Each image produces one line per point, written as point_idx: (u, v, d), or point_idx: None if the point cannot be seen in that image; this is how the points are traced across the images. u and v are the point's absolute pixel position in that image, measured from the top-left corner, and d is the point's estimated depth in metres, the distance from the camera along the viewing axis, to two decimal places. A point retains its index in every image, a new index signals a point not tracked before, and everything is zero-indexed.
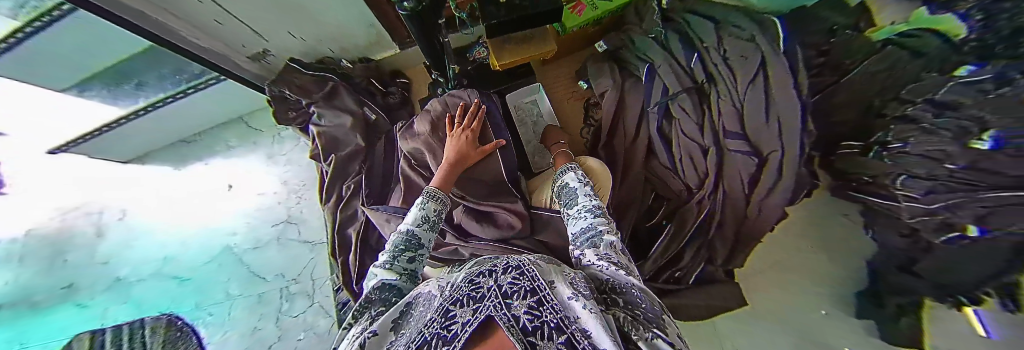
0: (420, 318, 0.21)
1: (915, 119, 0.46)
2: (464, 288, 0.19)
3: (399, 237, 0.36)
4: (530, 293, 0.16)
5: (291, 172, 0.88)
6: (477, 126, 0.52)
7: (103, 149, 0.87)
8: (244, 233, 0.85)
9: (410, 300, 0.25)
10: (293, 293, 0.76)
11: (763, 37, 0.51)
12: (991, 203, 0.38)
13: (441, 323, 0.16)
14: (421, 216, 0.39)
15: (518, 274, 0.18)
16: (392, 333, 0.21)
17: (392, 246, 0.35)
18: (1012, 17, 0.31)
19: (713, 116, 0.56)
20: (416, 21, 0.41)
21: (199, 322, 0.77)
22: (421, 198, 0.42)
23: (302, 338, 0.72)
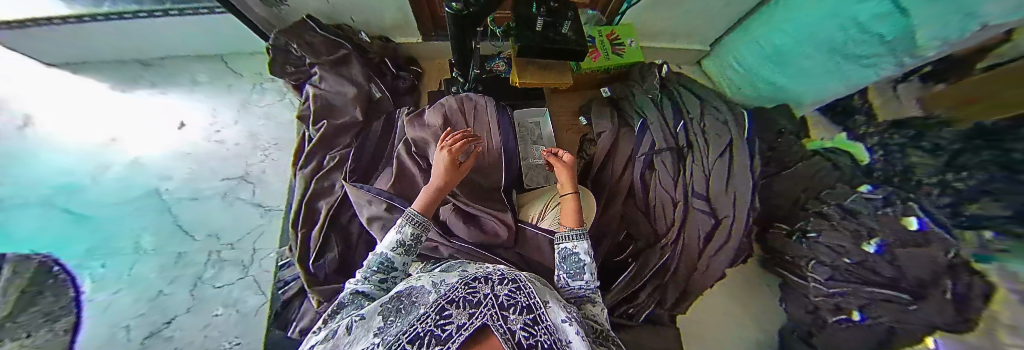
0: (411, 308, 0.26)
1: (828, 217, 0.60)
2: (462, 292, 0.25)
3: (375, 257, 0.40)
4: (521, 310, 0.24)
5: (263, 126, 0.82)
6: (461, 148, 0.46)
7: (43, 43, 0.77)
8: (185, 179, 0.74)
9: (405, 290, 0.32)
10: (224, 259, 0.66)
11: (734, 122, 0.67)
12: (872, 295, 0.51)
13: (442, 316, 0.22)
14: (397, 241, 0.40)
15: (514, 290, 0.27)
16: (378, 317, 0.27)
17: (368, 265, 0.39)
18: (913, 156, 0.43)
19: (685, 176, 0.66)
20: (457, 22, 0.44)
21: (86, 272, 0.61)
22: (401, 221, 0.41)
23: (220, 314, 0.61)
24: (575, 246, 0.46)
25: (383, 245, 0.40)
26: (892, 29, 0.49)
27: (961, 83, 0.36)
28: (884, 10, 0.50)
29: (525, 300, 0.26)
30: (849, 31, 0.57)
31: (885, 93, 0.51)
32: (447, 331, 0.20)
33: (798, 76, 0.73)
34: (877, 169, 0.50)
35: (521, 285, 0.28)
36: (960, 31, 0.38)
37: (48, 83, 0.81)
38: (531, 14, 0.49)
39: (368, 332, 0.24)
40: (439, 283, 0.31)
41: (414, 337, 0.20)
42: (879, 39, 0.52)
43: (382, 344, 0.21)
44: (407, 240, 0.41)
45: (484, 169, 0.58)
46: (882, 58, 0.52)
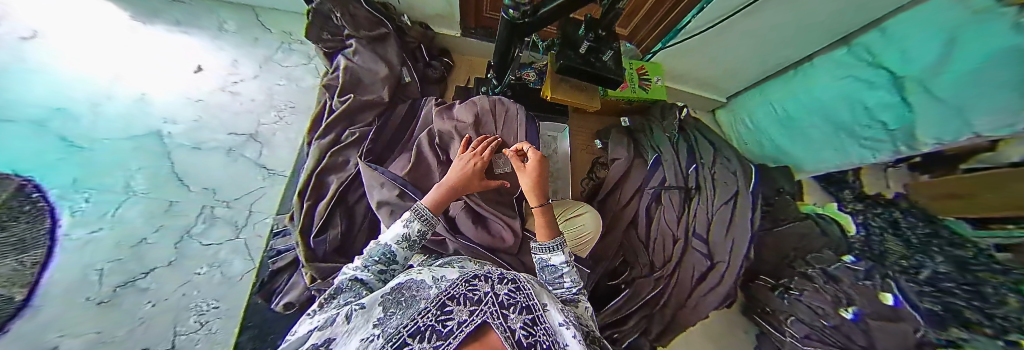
0: (412, 301, 0.24)
1: (812, 277, 0.65)
2: (463, 287, 0.24)
3: (375, 247, 0.36)
4: (525, 311, 0.23)
5: (283, 86, 0.84)
6: (488, 156, 0.48)
7: None
8: (190, 127, 0.72)
9: (399, 284, 0.27)
10: (216, 216, 0.65)
11: (741, 174, 0.71)
12: None
13: (441, 313, 0.21)
14: (402, 234, 0.36)
15: (514, 289, 0.26)
16: (379, 308, 0.23)
17: (367, 255, 0.35)
18: (928, 237, 0.45)
19: (689, 215, 0.68)
20: (508, 28, 0.45)
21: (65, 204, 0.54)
22: (408, 215, 0.38)
23: (201, 274, 0.59)
24: (550, 257, 0.41)
25: (387, 235, 0.37)
26: (896, 120, 0.54)
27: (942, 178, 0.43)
28: (893, 102, 0.54)
29: (525, 300, 0.25)
30: (858, 112, 0.62)
31: (878, 174, 0.56)
32: (448, 327, 0.19)
33: (802, 144, 0.77)
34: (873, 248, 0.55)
35: (521, 284, 0.27)
36: (955, 135, 0.44)
37: None
38: (578, 37, 0.51)
39: (367, 322, 0.21)
40: (440, 278, 0.28)
41: (415, 331, 0.19)
42: (882, 127, 0.57)
43: (381, 337, 0.19)
44: (414, 235, 0.37)
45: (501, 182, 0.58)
46: (882, 144, 0.57)
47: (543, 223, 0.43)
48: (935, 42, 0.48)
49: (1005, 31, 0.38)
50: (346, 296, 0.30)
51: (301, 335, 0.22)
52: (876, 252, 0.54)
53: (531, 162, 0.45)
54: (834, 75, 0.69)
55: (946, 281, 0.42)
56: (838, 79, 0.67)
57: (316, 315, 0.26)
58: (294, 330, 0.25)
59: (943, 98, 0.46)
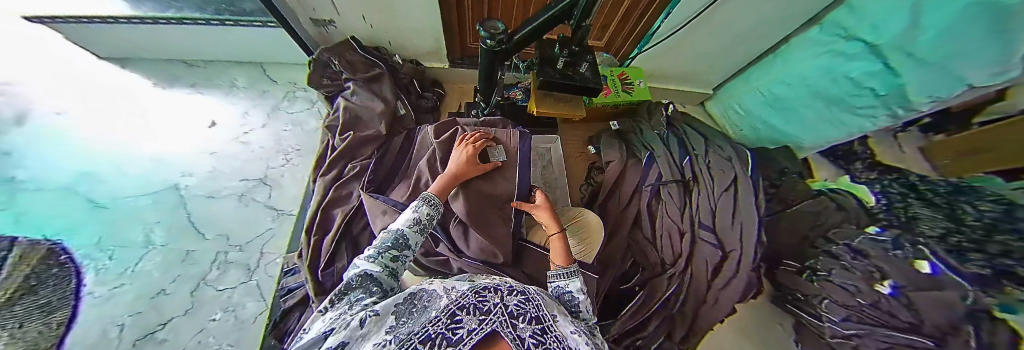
0: (423, 312, 0.23)
1: (837, 256, 0.63)
2: (474, 298, 0.23)
3: (387, 234, 0.39)
4: (535, 320, 0.21)
5: (289, 131, 0.89)
6: (477, 146, 0.57)
7: (101, 39, 0.87)
8: (202, 178, 0.77)
9: (412, 292, 0.27)
10: (229, 261, 0.67)
11: (736, 163, 0.71)
12: (893, 340, 0.52)
13: (446, 325, 0.18)
14: (411, 219, 0.41)
15: (522, 300, 0.24)
16: (391, 317, 0.23)
17: (380, 242, 0.38)
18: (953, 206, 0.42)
19: (692, 207, 0.68)
20: (490, 55, 0.49)
21: (90, 262, 0.63)
22: (417, 201, 0.45)
23: (217, 319, 0.60)
24: (567, 283, 0.41)
25: (399, 222, 0.41)
26: (885, 85, 0.55)
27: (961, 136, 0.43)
28: (877, 68, 0.56)
29: (533, 311, 0.23)
30: (843, 84, 0.64)
31: (889, 142, 0.56)
32: (459, 335, 0.16)
33: (798, 122, 0.78)
34: (885, 218, 0.55)
35: (530, 296, 0.26)
36: (948, 91, 0.45)
37: (101, 78, 0.91)
38: (554, 55, 0.55)
39: (379, 328, 0.21)
40: (450, 288, 0.28)
41: (426, 338, 0.17)
42: (871, 93, 0.58)
43: (392, 343, 0.18)
44: (422, 220, 0.42)
45: (481, 200, 0.55)
46: (878, 109, 0.58)
47: (559, 251, 0.47)
48: (904, 9, 0.50)
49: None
50: (356, 292, 0.28)
51: (315, 337, 0.22)
52: (903, 221, 0.52)
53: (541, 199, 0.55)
54: (814, 53, 0.71)
55: (981, 248, 0.39)
56: (818, 56, 0.70)
57: (330, 313, 0.26)
58: (311, 330, 0.24)
59: (930, 59, 0.47)
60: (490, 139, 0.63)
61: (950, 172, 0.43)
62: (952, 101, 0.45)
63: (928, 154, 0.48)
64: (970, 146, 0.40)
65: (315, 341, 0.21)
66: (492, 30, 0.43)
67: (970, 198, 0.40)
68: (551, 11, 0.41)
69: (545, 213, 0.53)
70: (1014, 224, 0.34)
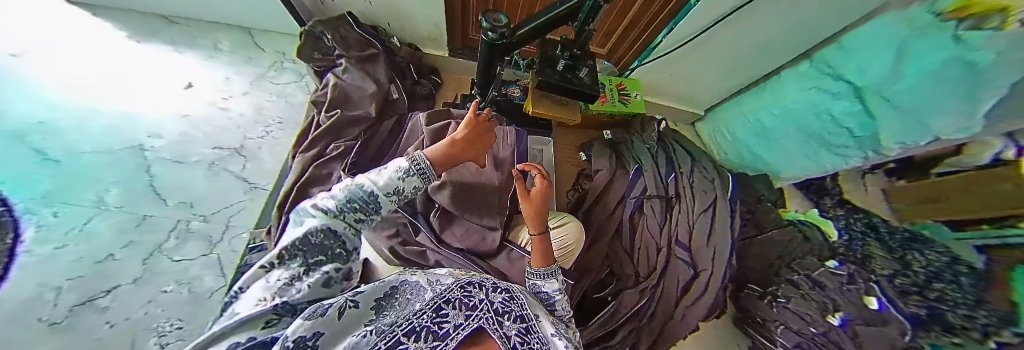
0: (411, 302, 0.28)
1: (796, 286, 0.67)
2: (458, 293, 0.29)
3: (354, 189, 0.30)
4: (503, 315, 0.28)
5: (272, 102, 0.86)
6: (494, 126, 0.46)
7: None
8: (172, 141, 0.73)
9: (395, 285, 0.31)
10: (191, 231, 0.64)
11: (718, 185, 0.74)
12: None
13: (430, 320, 0.24)
14: (393, 186, 0.32)
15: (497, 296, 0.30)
16: (374, 309, 0.26)
17: (341, 196, 0.30)
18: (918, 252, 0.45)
19: (672, 223, 0.70)
20: (489, 49, 0.49)
21: None
22: (405, 163, 0.33)
23: (168, 291, 0.57)
24: (543, 283, 0.43)
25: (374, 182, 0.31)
26: (861, 127, 0.58)
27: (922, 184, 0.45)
28: (856, 110, 0.59)
29: (506, 305, 0.30)
30: (824, 121, 0.67)
31: (856, 179, 0.60)
32: (444, 329, 0.23)
33: (782, 154, 0.81)
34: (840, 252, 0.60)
35: (505, 291, 0.32)
36: (915, 139, 0.48)
37: (70, 23, 0.84)
38: (556, 56, 0.57)
39: (362, 320, 0.24)
40: (434, 281, 0.33)
41: (412, 330, 0.22)
42: (848, 133, 0.61)
43: (374, 332, 0.22)
44: (406, 191, 0.34)
45: (476, 199, 0.58)
46: (852, 150, 0.61)
47: (537, 251, 0.45)
48: (888, 52, 0.52)
49: (948, 46, 0.42)
50: (310, 256, 0.27)
51: (260, 298, 0.21)
52: (860, 257, 0.56)
53: (536, 186, 0.44)
54: (801, 88, 0.73)
55: (933, 289, 0.42)
56: (806, 91, 0.72)
57: (277, 274, 0.24)
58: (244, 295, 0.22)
59: (902, 107, 0.50)
60: None
61: (907, 219, 0.47)
62: (920, 149, 0.47)
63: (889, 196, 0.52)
64: (924, 193, 0.44)
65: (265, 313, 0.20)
66: (496, 23, 0.42)
67: (923, 247, 0.44)
68: (569, 5, 0.43)
69: (529, 207, 0.44)
70: (961, 276, 0.38)
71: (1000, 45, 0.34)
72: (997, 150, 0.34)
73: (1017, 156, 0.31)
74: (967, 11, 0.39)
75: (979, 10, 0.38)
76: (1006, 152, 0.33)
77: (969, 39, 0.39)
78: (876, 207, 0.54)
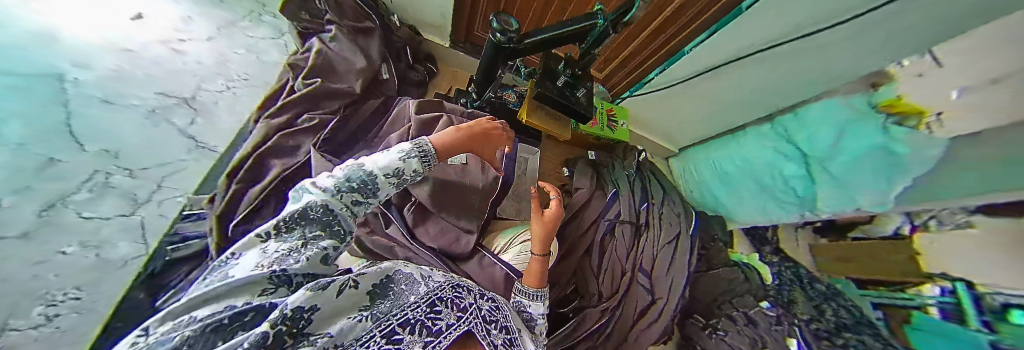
0: (403, 294, 0.29)
1: (734, 321, 0.74)
2: (450, 292, 0.32)
3: (355, 170, 0.28)
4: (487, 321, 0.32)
5: (241, 56, 0.80)
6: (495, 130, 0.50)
7: None
8: (105, 75, 0.57)
9: (389, 274, 0.31)
10: (111, 185, 0.52)
11: (683, 221, 0.80)
12: None
13: (425, 314, 0.26)
14: (397, 168, 0.31)
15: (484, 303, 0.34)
16: (367, 295, 0.27)
17: (343, 177, 0.27)
18: None
19: (639, 249, 0.73)
20: (495, 49, 0.48)
21: None
22: (404, 148, 0.33)
23: (68, 254, 0.45)
24: (531, 303, 0.45)
25: (375, 163, 0.30)
26: (804, 189, 0.70)
27: None
28: (801, 174, 0.70)
29: (490, 314, 0.33)
30: (773, 178, 0.78)
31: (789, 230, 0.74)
32: (438, 326, 0.26)
33: (738, 199, 0.90)
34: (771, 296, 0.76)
35: (494, 301, 0.36)
36: (842, 207, 0.63)
37: None
38: (557, 70, 0.59)
39: (353, 307, 0.24)
40: (427, 277, 0.34)
41: (405, 321, 0.25)
42: (794, 192, 0.73)
43: (370, 318, 0.24)
44: (405, 175, 0.33)
45: (454, 199, 0.57)
46: (793, 207, 0.74)
47: (535, 270, 0.48)
48: (833, 127, 0.63)
49: (878, 132, 0.54)
50: (311, 229, 0.24)
51: (257, 265, 0.20)
52: None
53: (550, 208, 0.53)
54: (758, 145, 0.81)
55: None
56: (759, 149, 0.81)
57: (274, 245, 0.22)
58: (237, 255, 0.20)
59: (836, 175, 0.63)
60: None
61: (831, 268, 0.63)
62: (844, 214, 0.63)
63: None
64: None
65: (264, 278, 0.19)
66: (506, 26, 0.41)
67: None
68: (578, 25, 0.46)
69: (542, 226, 0.51)
70: None
71: (925, 142, 0.47)
72: None
73: (912, 232, 0.54)
74: (893, 107, 0.51)
75: (905, 108, 0.49)
76: (902, 228, 0.55)
77: (894, 131, 0.51)
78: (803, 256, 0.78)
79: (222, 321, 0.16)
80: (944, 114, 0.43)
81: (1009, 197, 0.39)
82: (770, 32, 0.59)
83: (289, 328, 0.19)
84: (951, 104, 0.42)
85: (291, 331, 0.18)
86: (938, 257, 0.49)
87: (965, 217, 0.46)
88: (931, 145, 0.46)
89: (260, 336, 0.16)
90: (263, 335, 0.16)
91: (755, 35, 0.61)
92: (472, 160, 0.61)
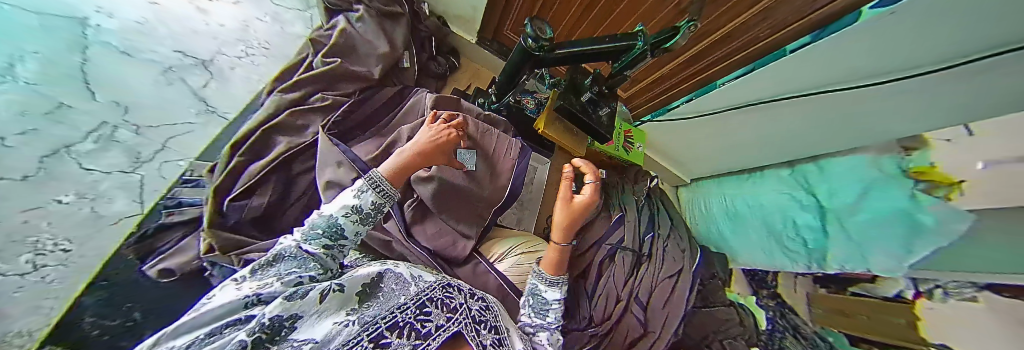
0: (393, 296, 0.28)
1: None
2: (441, 292, 0.30)
3: (320, 219, 0.31)
4: (478, 323, 0.30)
5: (264, 24, 0.79)
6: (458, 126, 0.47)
7: None
8: (129, 27, 0.64)
9: (380, 273, 0.31)
10: (115, 139, 0.54)
11: (687, 257, 0.78)
12: None
13: (414, 317, 0.24)
14: (350, 206, 0.32)
15: (478, 307, 0.32)
16: (354, 299, 0.26)
17: (309, 227, 0.30)
18: None
19: (636, 279, 0.72)
20: (523, 56, 0.46)
21: None
22: (360, 183, 0.33)
23: (64, 203, 0.46)
24: (545, 289, 0.50)
25: (333, 208, 0.32)
26: (813, 241, 0.69)
27: (841, 299, 0.64)
28: (816, 227, 0.68)
29: (481, 316, 0.31)
30: (785, 223, 0.76)
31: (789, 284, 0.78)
32: (427, 328, 0.24)
33: (742, 238, 0.90)
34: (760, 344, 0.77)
35: (486, 303, 0.35)
36: (852, 265, 0.60)
37: None
38: (583, 85, 0.57)
39: (338, 309, 0.24)
40: (418, 277, 0.33)
41: (393, 324, 0.23)
42: (802, 241, 0.72)
43: (357, 323, 0.22)
44: (365, 210, 0.33)
45: (457, 203, 0.56)
46: (800, 257, 0.73)
47: (552, 257, 0.52)
48: (854, 185, 0.60)
49: (904, 199, 0.50)
50: (289, 265, 0.26)
51: (232, 297, 0.21)
52: None
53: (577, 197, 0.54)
54: (773, 190, 0.80)
55: None
56: (776, 193, 0.79)
57: (246, 284, 0.23)
58: (209, 296, 0.21)
59: (852, 236, 0.61)
60: (486, 140, 0.61)
61: (822, 324, 0.69)
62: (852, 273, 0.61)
63: (811, 301, 0.72)
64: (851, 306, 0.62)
65: (239, 306, 0.20)
66: (540, 34, 0.40)
67: None
68: (615, 44, 0.43)
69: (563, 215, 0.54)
70: None
71: (950, 216, 0.43)
72: (899, 287, 0.53)
73: (915, 297, 0.50)
74: (924, 174, 0.47)
75: (933, 177, 0.45)
76: (906, 292, 0.52)
77: (923, 200, 0.47)
78: (799, 305, 0.75)
79: (201, 339, 0.16)
80: (968, 183, 0.40)
81: (996, 279, 0.37)
82: (789, 82, 0.56)
83: (269, 337, 0.18)
84: (973, 174, 0.39)
85: (271, 339, 0.18)
86: (935, 325, 0.46)
87: (972, 291, 0.41)
88: (959, 220, 0.42)
89: (239, 343, 0.16)
90: (241, 343, 0.16)
91: (783, 81, 0.56)
92: (481, 165, 0.59)
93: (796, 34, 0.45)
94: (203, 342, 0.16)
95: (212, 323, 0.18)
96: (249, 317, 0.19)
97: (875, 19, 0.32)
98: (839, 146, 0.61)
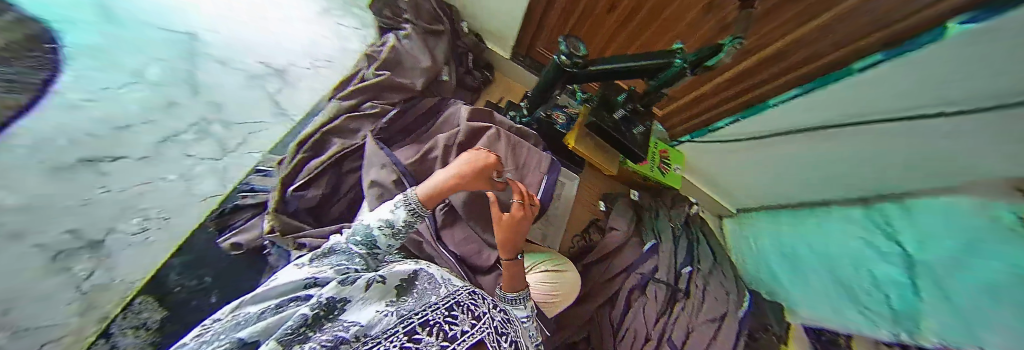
0: (427, 294, 0.29)
1: None
2: (467, 298, 0.30)
3: (360, 225, 0.35)
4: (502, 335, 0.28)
5: (328, 41, 0.89)
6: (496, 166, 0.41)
7: None
8: (226, 41, 0.70)
9: (413, 272, 0.33)
10: (210, 131, 0.62)
11: (734, 298, 0.68)
12: None
13: (443, 318, 0.25)
14: (385, 220, 0.35)
15: (501, 320, 0.31)
16: (393, 292, 0.29)
17: (353, 231, 0.34)
18: None
19: (671, 316, 0.64)
20: (557, 71, 0.46)
21: None
22: (398, 199, 0.36)
23: (169, 181, 0.54)
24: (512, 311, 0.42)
25: (371, 217, 0.35)
26: (902, 303, 0.52)
27: None
28: (903, 282, 0.52)
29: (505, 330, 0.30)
30: (864, 276, 0.60)
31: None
32: (453, 332, 0.24)
33: (805, 288, 0.75)
34: None
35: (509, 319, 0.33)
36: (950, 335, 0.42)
37: None
38: (616, 101, 0.55)
39: (380, 299, 0.27)
40: (447, 280, 0.33)
41: (424, 323, 0.24)
42: (887, 302, 0.54)
43: (393, 314, 0.25)
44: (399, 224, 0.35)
45: (485, 213, 0.55)
46: (883, 321, 0.55)
47: (508, 275, 0.44)
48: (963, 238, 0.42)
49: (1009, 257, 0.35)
50: (339, 258, 0.31)
51: (297, 278, 0.27)
52: None
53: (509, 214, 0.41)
54: (850, 233, 0.64)
55: None
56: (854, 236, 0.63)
57: (307, 267, 0.29)
58: (280, 276, 0.28)
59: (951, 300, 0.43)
60: (518, 153, 0.61)
61: None
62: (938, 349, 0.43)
63: None
64: None
65: (300, 285, 0.26)
66: (574, 51, 0.40)
67: None
68: (653, 61, 0.42)
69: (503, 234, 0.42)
70: None
71: None
72: None
73: None
74: None
75: None
76: None
77: None
78: None
79: (271, 308, 0.23)
80: None
81: None
82: (843, 108, 0.50)
83: (325, 313, 0.23)
84: None
85: (325, 315, 0.23)
86: None
87: None
88: None
89: (302, 316, 0.21)
90: (303, 317, 0.21)
91: (837, 106, 0.51)
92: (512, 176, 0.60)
93: (856, 55, 0.41)
94: (267, 314, 0.22)
95: (277, 297, 0.25)
96: (307, 295, 0.25)
97: (968, 35, 0.27)
98: (952, 178, 0.44)
